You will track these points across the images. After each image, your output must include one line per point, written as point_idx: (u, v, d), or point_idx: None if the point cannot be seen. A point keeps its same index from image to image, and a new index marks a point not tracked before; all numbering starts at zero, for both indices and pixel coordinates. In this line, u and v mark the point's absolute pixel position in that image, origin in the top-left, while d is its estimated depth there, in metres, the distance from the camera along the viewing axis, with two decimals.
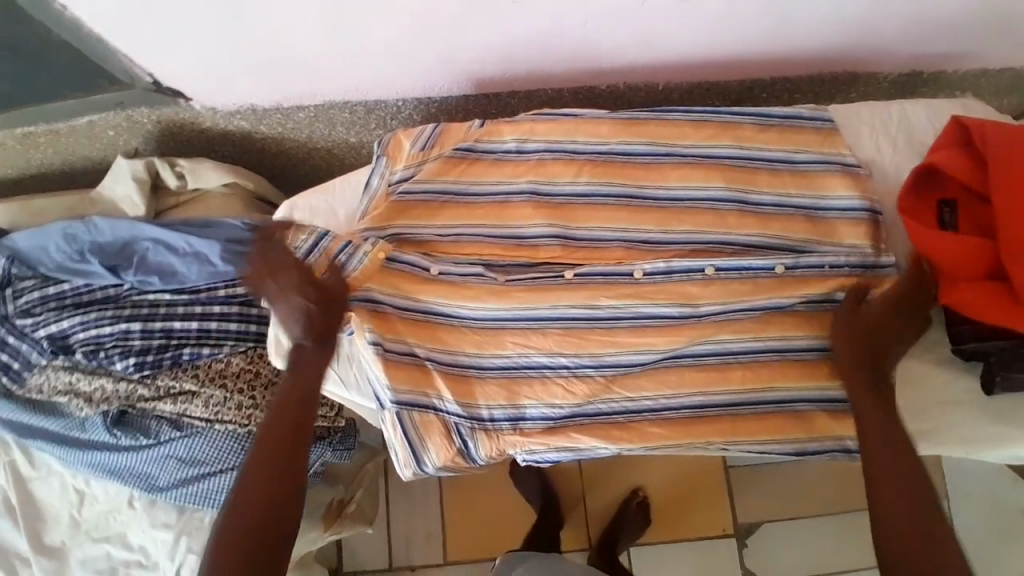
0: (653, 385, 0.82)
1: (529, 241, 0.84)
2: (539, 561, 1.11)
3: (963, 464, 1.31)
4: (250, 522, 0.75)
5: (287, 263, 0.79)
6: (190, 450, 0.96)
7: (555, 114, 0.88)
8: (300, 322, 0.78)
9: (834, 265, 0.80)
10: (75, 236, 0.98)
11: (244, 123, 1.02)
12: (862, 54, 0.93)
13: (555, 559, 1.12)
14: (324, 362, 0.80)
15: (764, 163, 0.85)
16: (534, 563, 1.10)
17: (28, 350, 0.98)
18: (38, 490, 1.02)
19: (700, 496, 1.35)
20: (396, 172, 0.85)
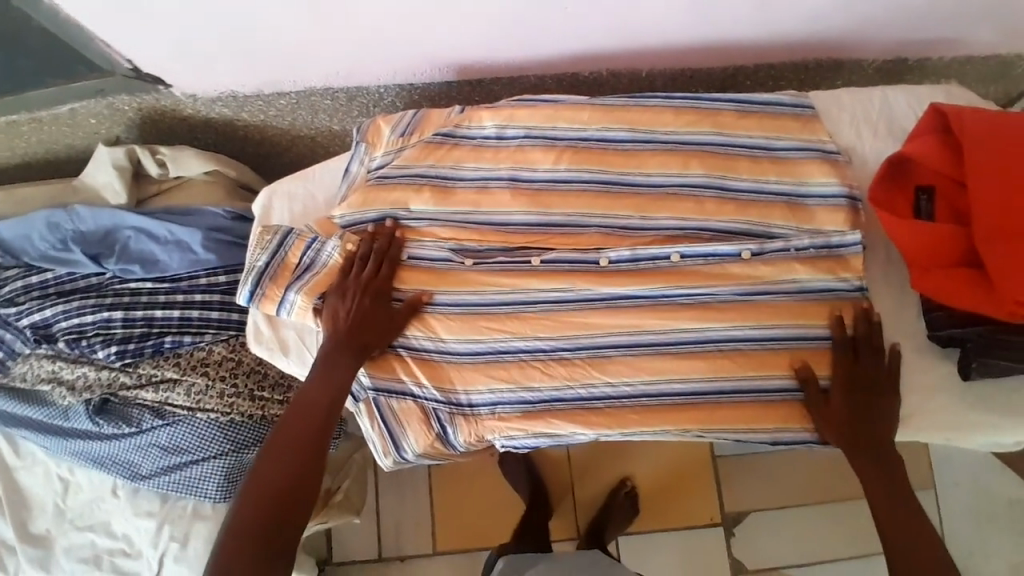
0: (633, 371, 0.82)
1: (508, 228, 0.84)
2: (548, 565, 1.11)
3: (948, 452, 1.31)
4: (255, 519, 0.75)
5: (346, 266, 0.83)
6: (172, 438, 0.95)
7: (535, 100, 0.87)
8: (349, 317, 0.81)
9: (800, 248, 0.81)
10: (57, 224, 0.98)
11: (226, 111, 1.02)
12: (845, 40, 0.93)
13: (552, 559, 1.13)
14: (352, 363, 0.80)
15: (744, 150, 0.85)
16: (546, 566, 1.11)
17: (11, 339, 0.98)
18: (23, 479, 1.02)
19: (686, 484, 1.36)
20: (374, 159, 0.87)
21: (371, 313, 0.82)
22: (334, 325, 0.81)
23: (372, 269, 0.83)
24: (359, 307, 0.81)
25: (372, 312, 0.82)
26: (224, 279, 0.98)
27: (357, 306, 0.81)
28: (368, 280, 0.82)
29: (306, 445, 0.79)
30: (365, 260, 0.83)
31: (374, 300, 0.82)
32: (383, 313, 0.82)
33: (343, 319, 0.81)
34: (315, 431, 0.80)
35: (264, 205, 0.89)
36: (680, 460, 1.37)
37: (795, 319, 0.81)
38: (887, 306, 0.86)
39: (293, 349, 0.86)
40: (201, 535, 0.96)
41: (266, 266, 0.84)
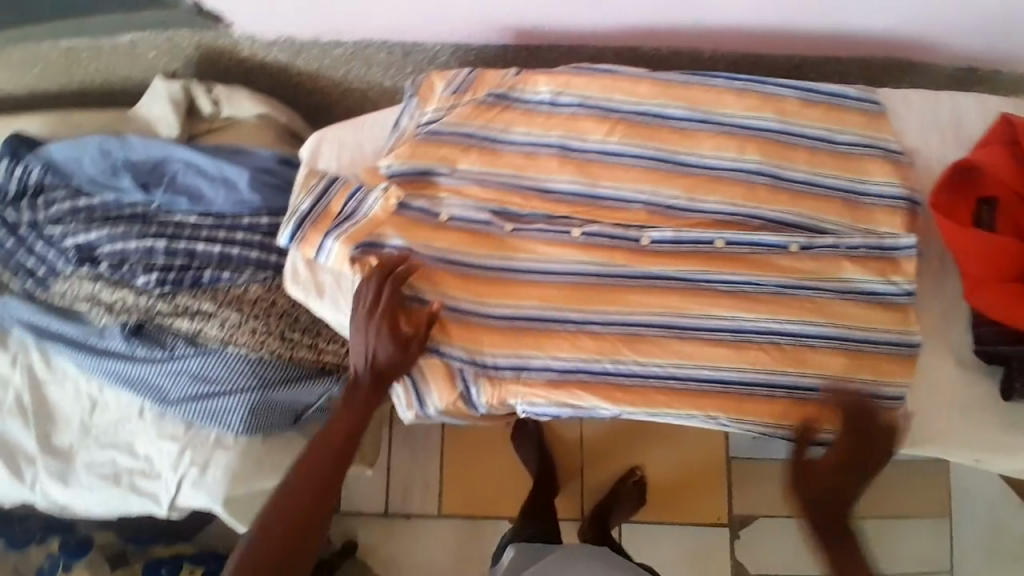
0: (664, 353, 0.81)
1: (553, 195, 0.84)
2: (559, 556, 1.08)
3: (970, 483, 1.28)
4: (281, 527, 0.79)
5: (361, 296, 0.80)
6: (202, 367, 0.98)
7: (594, 69, 0.86)
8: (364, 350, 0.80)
9: (851, 248, 0.80)
10: (109, 151, 1.00)
11: (281, 56, 1.02)
12: (920, 40, 0.89)
13: (565, 553, 1.08)
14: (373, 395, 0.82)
15: (803, 140, 0.83)
16: (555, 557, 1.08)
17: (54, 258, 1.01)
18: (52, 393, 1.05)
19: (698, 483, 1.35)
20: (425, 113, 0.86)
21: (392, 347, 0.79)
22: (359, 362, 0.81)
23: (381, 298, 0.80)
24: (377, 344, 0.79)
25: (393, 347, 0.79)
26: (266, 222, 1.00)
27: (376, 344, 0.79)
28: (378, 308, 0.79)
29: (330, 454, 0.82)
30: (376, 288, 0.80)
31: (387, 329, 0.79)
32: (401, 339, 0.80)
33: (366, 359, 0.80)
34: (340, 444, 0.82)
35: (313, 148, 0.90)
36: (691, 458, 1.36)
37: (834, 320, 0.80)
38: (934, 313, 0.83)
39: (328, 292, 0.87)
40: (221, 463, 0.99)
41: (309, 211, 0.85)
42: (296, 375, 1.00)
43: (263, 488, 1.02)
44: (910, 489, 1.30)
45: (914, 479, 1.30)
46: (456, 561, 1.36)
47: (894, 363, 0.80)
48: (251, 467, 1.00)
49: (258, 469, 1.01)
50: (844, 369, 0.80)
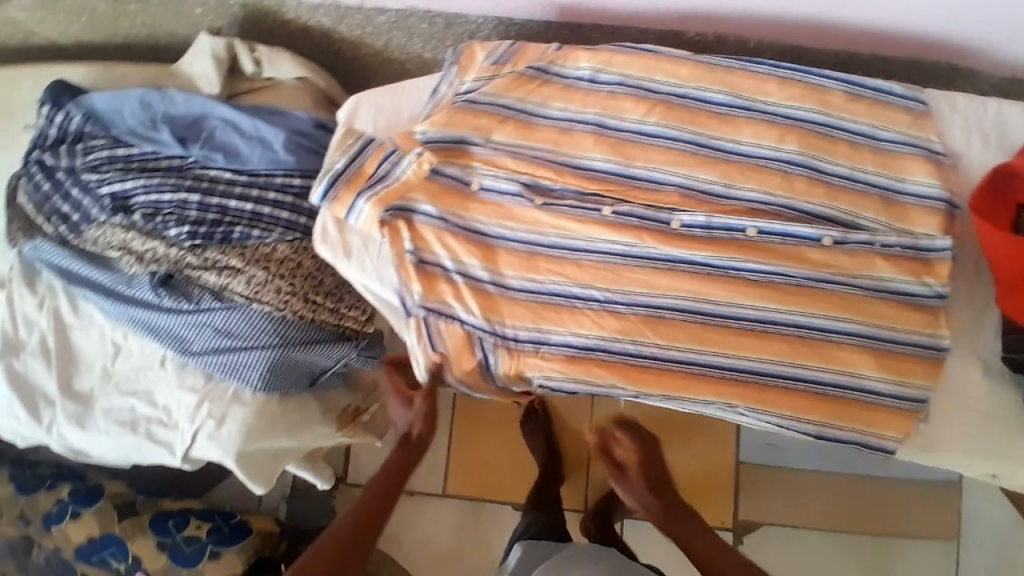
0: (686, 338, 0.81)
1: (587, 171, 0.84)
2: (568, 555, 1.02)
3: (980, 506, 1.26)
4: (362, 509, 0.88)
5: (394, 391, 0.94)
6: (226, 322, 0.99)
7: (637, 49, 0.86)
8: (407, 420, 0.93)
9: (885, 245, 0.79)
10: (150, 104, 1.01)
11: (325, 20, 1.03)
12: (970, 44, 0.88)
13: (573, 551, 1.03)
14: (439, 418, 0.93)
15: (843, 134, 0.82)
16: (563, 557, 1.02)
17: (89, 204, 1.02)
18: (76, 338, 1.06)
19: (706, 487, 1.32)
20: (464, 83, 0.86)
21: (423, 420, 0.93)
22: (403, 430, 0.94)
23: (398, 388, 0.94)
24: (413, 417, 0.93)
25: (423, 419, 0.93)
26: (298, 183, 1.00)
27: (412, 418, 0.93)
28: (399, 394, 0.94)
29: (371, 514, 0.88)
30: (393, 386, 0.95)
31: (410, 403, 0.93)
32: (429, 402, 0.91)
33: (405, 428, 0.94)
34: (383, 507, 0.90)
35: (350, 111, 0.91)
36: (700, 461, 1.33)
37: (861, 317, 0.79)
38: (965, 319, 0.82)
39: (355, 254, 0.87)
40: (236, 419, 1.00)
41: (343, 170, 0.85)
42: (317, 337, 1.02)
43: (275, 445, 1.05)
44: (917, 506, 1.28)
45: (923, 497, 1.28)
46: (457, 540, 1.37)
47: (919, 366, 0.79)
48: (264, 424, 1.02)
49: (271, 428, 1.02)
50: (868, 366, 0.79)
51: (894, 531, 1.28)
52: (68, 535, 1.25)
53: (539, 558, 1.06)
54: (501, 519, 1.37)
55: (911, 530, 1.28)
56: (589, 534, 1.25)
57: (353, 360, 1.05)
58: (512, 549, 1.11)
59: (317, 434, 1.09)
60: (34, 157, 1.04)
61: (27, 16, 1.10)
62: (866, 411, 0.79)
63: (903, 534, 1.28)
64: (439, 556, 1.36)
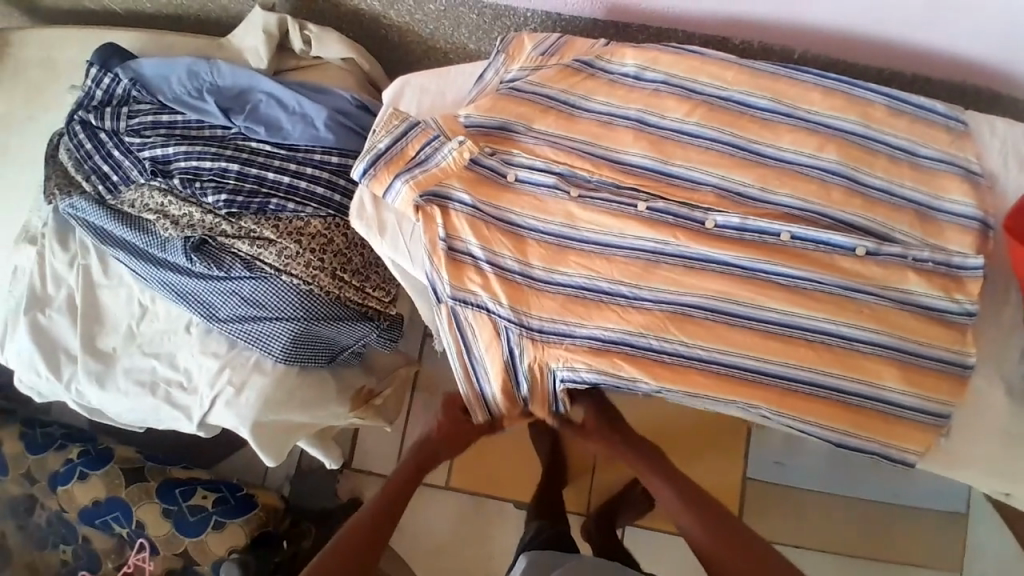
0: (711, 337, 0.81)
1: (625, 165, 0.85)
2: (578, 565, 1.00)
3: (989, 542, 1.24)
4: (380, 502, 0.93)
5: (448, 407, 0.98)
6: (254, 291, 1.00)
7: (684, 49, 0.87)
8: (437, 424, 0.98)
9: (918, 259, 0.79)
10: (197, 74, 1.04)
11: (375, 4, 1.05)
12: (1012, 72, 0.89)
13: (581, 563, 1.01)
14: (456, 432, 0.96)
15: (883, 147, 0.83)
16: (573, 566, 1.00)
17: (129, 166, 1.04)
18: (105, 297, 1.07)
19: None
20: (510, 71, 0.88)
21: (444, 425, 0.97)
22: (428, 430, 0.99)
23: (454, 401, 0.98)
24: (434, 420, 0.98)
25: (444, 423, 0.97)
26: (336, 160, 1.02)
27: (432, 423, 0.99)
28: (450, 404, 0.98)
29: (384, 513, 0.92)
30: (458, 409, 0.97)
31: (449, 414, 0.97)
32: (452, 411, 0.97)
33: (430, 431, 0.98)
34: (395, 506, 0.93)
35: (395, 92, 0.92)
36: (708, 475, 1.33)
37: (889, 329, 0.79)
38: (991, 340, 0.82)
39: (389, 233, 0.88)
40: (255, 388, 1.01)
41: (386, 150, 0.86)
42: (342, 315, 1.02)
43: (289, 419, 1.05)
44: (923, 535, 1.27)
45: (928, 527, 1.27)
46: (459, 534, 1.36)
47: (944, 381, 0.78)
48: (281, 396, 1.02)
49: (287, 401, 1.03)
50: (893, 379, 0.78)
51: (899, 560, 1.27)
52: (74, 496, 1.26)
53: (545, 567, 1.03)
54: (504, 518, 1.36)
55: (916, 561, 1.26)
56: (588, 538, 1.25)
57: (372, 341, 1.07)
58: (518, 559, 1.08)
59: (330, 412, 1.09)
60: (78, 117, 1.06)
61: None
62: (887, 424, 0.78)
63: (908, 564, 1.27)
64: (440, 549, 1.36)
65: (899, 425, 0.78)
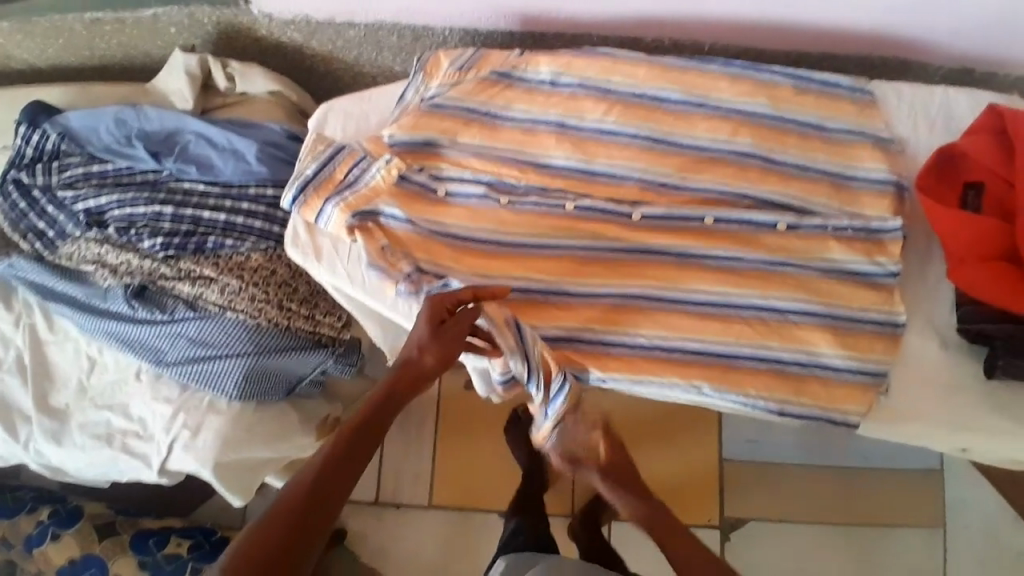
0: (650, 325, 0.82)
1: (550, 168, 0.87)
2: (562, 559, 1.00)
3: (959, 493, 1.28)
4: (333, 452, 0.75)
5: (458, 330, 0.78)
6: (201, 331, 0.99)
7: (595, 53, 0.89)
8: (424, 330, 0.78)
9: (837, 228, 0.82)
10: (125, 121, 1.02)
11: (297, 35, 1.06)
12: (910, 41, 0.93)
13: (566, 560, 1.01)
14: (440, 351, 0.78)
15: (795, 126, 0.86)
16: (555, 560, 1.00)
17: (65, 220, 1.02)
18: (53, 354, 1.05)
19: (689, 490, 1.33)
20: (429, 89, 0.89)
21: (427, 352, 0.78)
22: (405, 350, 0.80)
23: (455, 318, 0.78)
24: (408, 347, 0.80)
25: (428, 354, 0.78)
26: (271, 193, 1.01)
27: (410, 343, 0.79)
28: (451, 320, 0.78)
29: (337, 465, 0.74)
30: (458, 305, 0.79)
31: (442, 330, 0.78)
32: (447, 333, 0.78)
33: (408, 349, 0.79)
34: (353, 458, 0.75)
35: (319, 119, 0.93)
36: (682, 465, 1.34)
37: (818, 298, 0.81)
38: (916, 295, 0.85)
39: (326, 257, 0.87)
40: (213, 427, 1.00)
41: (314, 175, 0.86)
42: (294, 345, 1.02)
43: (253, 455, 1.04)
44: (897, 495, 1.29)
45: (901, 487, 1.29)
46: (446, 550, 1.35)
47: (876, 341, 0.81)
48: (242, 433, 1.02)
49: (248, 437, 1.02)
50: (827, 346, 0.80)
51: (878, 523, 1.29)
52: (50, 558, 1.22)
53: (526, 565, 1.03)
54: (487, 529, 1.36)
55: (895, 522, 1.28)
56: (575, 538, 1.23)
57: (331, 368, 1.06)
58: (498, 561, 1.07)
59: (297, 444, 1.08)
60: (10, 176, 1.04)
61: (7, 40, 1.12)
62: (827, 389, 0.80)
63: (887, 526, 1.28)
64: (427, 569, 1.35)
65: (839, 390, 0.80)
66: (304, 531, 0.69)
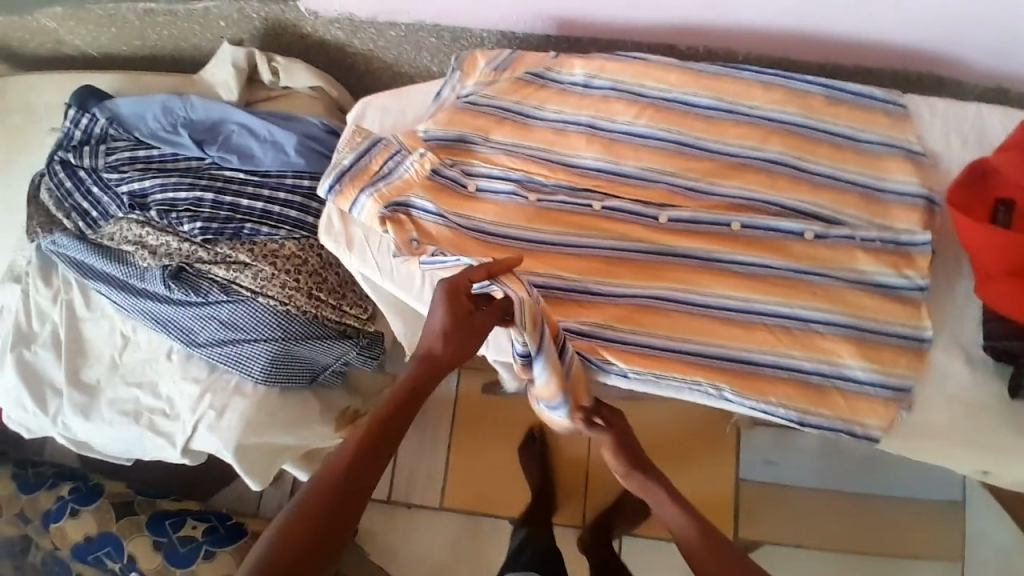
0: (672, 328, 0.83)
1: (579, 168, 0.89)
2: None
3: (982, 523, 1.24)
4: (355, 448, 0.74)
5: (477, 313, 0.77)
6: (232, 315, 1.02)
7: (628, 57, 0.91)
8: (442, 316, 0.77)
9: (866, 239, 0.82)
10: (171, 109, 1.06)
11: (340, 33, 1.09)
12: (945, 56, 0.93)
13: None
14: (465, 342, 0.78)
15: (825, 136, 0.86)
16: None
17: (108, 201, 1.06)
18: (88, 330, 1.09)
19: (702, 506, 1.31)
20: (465, 87, 0.91)
21: (443, 341, 0.78)
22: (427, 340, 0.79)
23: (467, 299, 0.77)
24: (431, 339, 0.78)
25: (444, 343, 0.77)
26: (307, 184, 1.04)
27: (430, 333, 0.78)
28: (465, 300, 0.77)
29: (360, 462, 0.73)
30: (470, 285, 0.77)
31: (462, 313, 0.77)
32: (463, 321, 0.77)
33: (429, 338, 0.78)
34: (375, 453, 0.74)
35: (358, 113, 0.96)
36: (698, 481, 1.32)
37: (843, 308, 0.81)
38: (944, 309, 0.84)
39: (358, 246, 0.90)
40: (237, 409, 1.03)
41: (350, 166, 0.89)
42: (320, 333, 1.04)
43: (274, 441, 1.06)
44: (918, 524, 1.26)
45: (922, 516, 1.27)
46: (455, 553, 1.35)
47: (901, 355, 0.80)
48: (265, 417, 1.04)
49: (270, 421, 1.04)
50: (852, 357, 0.80)
51: (896, 551, 1.26)
52: (66, 533, 1.26)
53: None
54: (497, 535, 1.35)
55: (914, 551, 1.25)
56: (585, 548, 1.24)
57: (353, 360, 1.09)
58: None
59: (316, 433, 1.09)
60: (58, 157, 1.08)
61: (59, 26, 1.17)
62: (849, 401, 0.80)
63: (905, 555, 1.25)
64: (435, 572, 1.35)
65: (862, 403, 0.80)
66: (331, 530, 0.69)
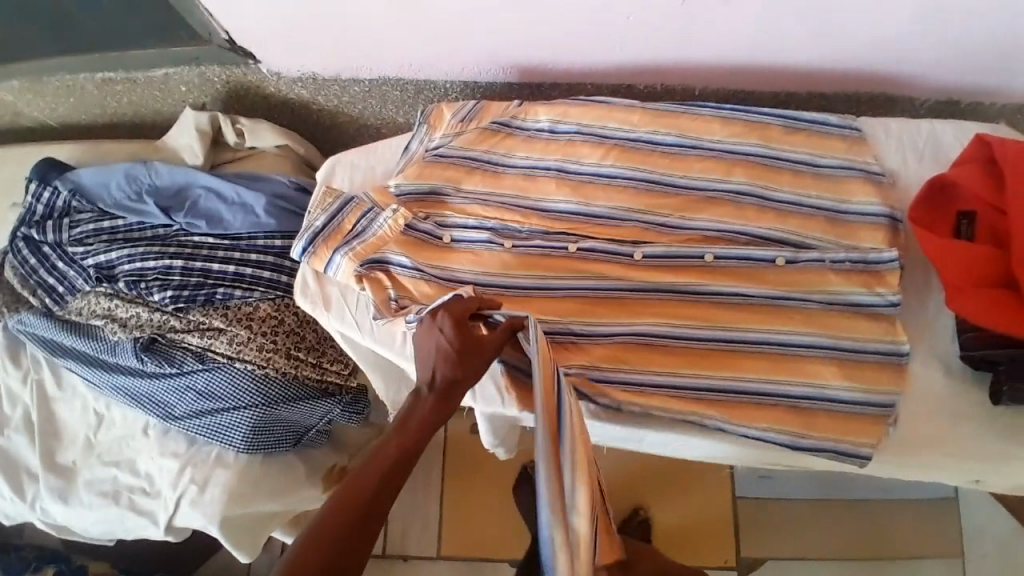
0: (657, 363, 0.83)
1: (551, 212, 0.89)
2: None
3: (980, 521, 1.25)
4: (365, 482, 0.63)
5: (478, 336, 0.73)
6: (209, 384, 0.99)
7: (589, 101, 0.93)
8: (444, 335, 0.72)
9: (836, 261, 0.83)
10: (136, 178, 1.05)
11: (304, 92, 1.10)
12: (892, 77, 0.97)
13: None
14: (471, 365, 0.71)
15: (787, 164, 0.88)
16: None
17: (74, 275, 1.03)
18: (61, 410, 1.06)
19: (703, 530, 1.30)
20: (433, 139, 0.93)
21: (452, 363, 0.71)
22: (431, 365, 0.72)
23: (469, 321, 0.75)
24: (442, 362, 0.71)
25: (452, 363, 0.71)
26: (279, 243, 1.03)
27: (436, 355, 0.72)
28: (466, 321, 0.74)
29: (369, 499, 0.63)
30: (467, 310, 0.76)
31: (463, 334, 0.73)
32: (474, 340, 0.72)
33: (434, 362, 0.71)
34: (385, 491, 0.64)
35: (328, 171, 0.96)
36: (695, 504, 1.32)
37: (822, 331, 0.82)
38: (918, 324, 0.86)
39: (335, 305, 0.89)
40: (219, 482, 0.99)
41: (322, 227, 0.88)
42: (301, 395, 1.01)
43: (260, 510, 1.03)
44: (917, 527, 1.27)
45: (920, 518, 1.27)
46: None
47: (883, 371, 0.81)
48: (248, 488, 1.00)
49: (254, 491, 1.01)
50: (836, 378, 0.80)
51: (900, 555, 1.25)
52: None
53: None
54: None
55: (917, 553, 1.25)
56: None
57: (337, 416, 1.06)
58: None
59: (302, 498, 1.06)
60: (21, 233, 1.05)
61: (18, 99, 1.16)
62: (837, 421, 0.80)
63: (909, 558, 1.25)
64: None
65: (850, 424, 0.80)
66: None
